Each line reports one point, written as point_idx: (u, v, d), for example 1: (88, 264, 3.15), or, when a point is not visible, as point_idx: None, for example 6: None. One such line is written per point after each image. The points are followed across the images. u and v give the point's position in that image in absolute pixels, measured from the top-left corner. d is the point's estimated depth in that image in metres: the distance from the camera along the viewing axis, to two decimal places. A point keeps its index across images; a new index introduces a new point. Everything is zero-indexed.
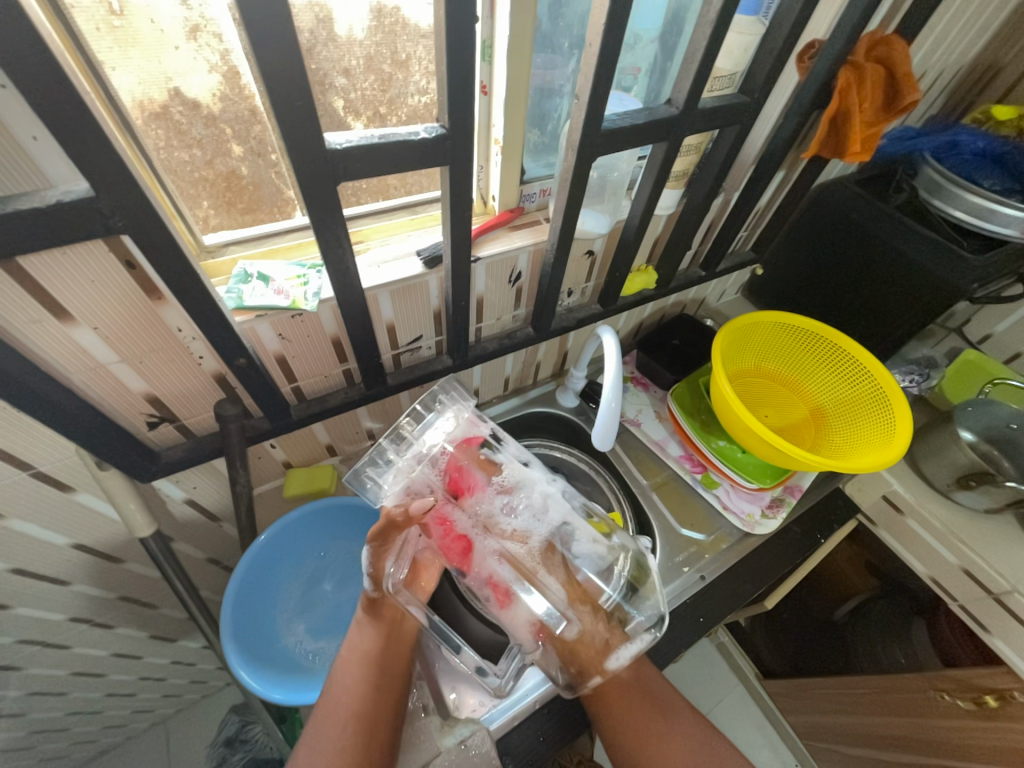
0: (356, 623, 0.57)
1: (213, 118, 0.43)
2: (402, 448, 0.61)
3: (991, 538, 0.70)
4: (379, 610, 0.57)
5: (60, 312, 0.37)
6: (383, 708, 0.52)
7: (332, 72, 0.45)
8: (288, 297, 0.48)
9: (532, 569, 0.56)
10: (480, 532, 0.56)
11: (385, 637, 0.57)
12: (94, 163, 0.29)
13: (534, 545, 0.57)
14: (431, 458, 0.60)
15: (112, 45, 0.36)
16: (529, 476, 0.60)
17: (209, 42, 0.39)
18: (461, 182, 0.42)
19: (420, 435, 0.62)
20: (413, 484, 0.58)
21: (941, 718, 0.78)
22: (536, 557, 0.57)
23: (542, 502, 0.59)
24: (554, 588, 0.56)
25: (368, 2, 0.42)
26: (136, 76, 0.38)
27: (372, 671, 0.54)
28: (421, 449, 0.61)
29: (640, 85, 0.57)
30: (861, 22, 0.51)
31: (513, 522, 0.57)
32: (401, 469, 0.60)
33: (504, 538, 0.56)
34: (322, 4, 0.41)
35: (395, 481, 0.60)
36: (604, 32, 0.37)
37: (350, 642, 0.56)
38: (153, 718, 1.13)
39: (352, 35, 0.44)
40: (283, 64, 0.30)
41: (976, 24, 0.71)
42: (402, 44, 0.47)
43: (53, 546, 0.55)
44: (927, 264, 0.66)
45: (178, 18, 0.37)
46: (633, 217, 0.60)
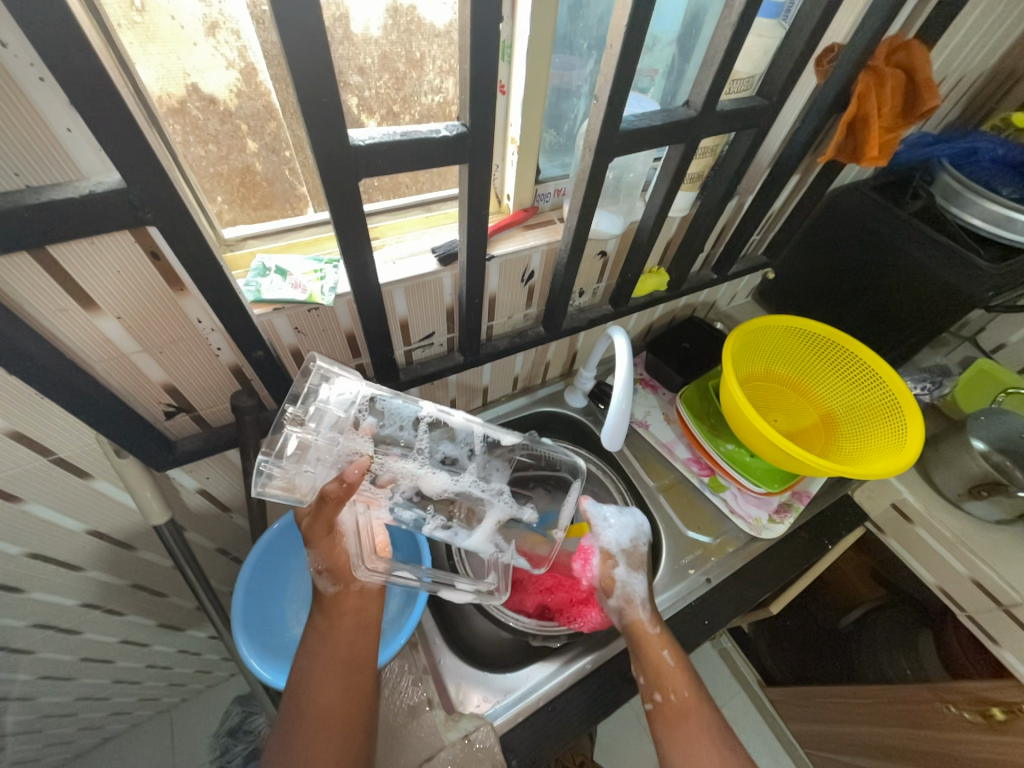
0: (317, 631, 0.52)
1: (229, 114, 0.44)
2: (294, 440, 0.46)
3: (1003, 550, 0.70)
4: (340, 605, 0.53)
5: (87, 301, 0.38)
6: (356, 705, 0.49)
7: (348, 70, 0.46)
8: (304, 291, 0.49)
9: (631, 566, 0.62)
10: (427, 475, 0.54)
11: (345, 633, 0.52)
12: (124, 156, 0.30)
13: (636, 550, 0.64)
14: (340, 419, 0.48)
15: (134, 39, 0.37)
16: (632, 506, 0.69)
17: (227, 39, 0.40)
18: (478, 179, 0.43)
19: (317, 405, 0.47)
20: (328, 458, 0.47)
21: (943, 729, 0.78)
22: (635, 560, 0.63)
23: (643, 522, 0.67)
24: (640, 590, 0.60)
25: (384, 1, 0.43)
26: (156, 71, 0.39)
27: (340, 673, 0.50)
28: (321, 418, 0.47)
29: (656, 87, 0.58)
30: (881, 27, 0.51)
31: (623, 527, 0.65)
32: (321, 447, 0.47)
33: (617, 534, 0.64)
34: (338, 3, 0.41)
35: (315, 464, 0.47)
36: (625, 34, 0.38)
37: (310, 651, 0.51)
38: (157, 707, 1.14)
39: (368, 33, 0.44)
40: (308, 60, 0.30)
41: (998, 29, 0.71)
42: (417, 43, 0.47)
43: (69, 532, 0.56)
44: (944, 272, 0.65)
45: (198, 15, 0.38)
46: (647, 220, 0.60)
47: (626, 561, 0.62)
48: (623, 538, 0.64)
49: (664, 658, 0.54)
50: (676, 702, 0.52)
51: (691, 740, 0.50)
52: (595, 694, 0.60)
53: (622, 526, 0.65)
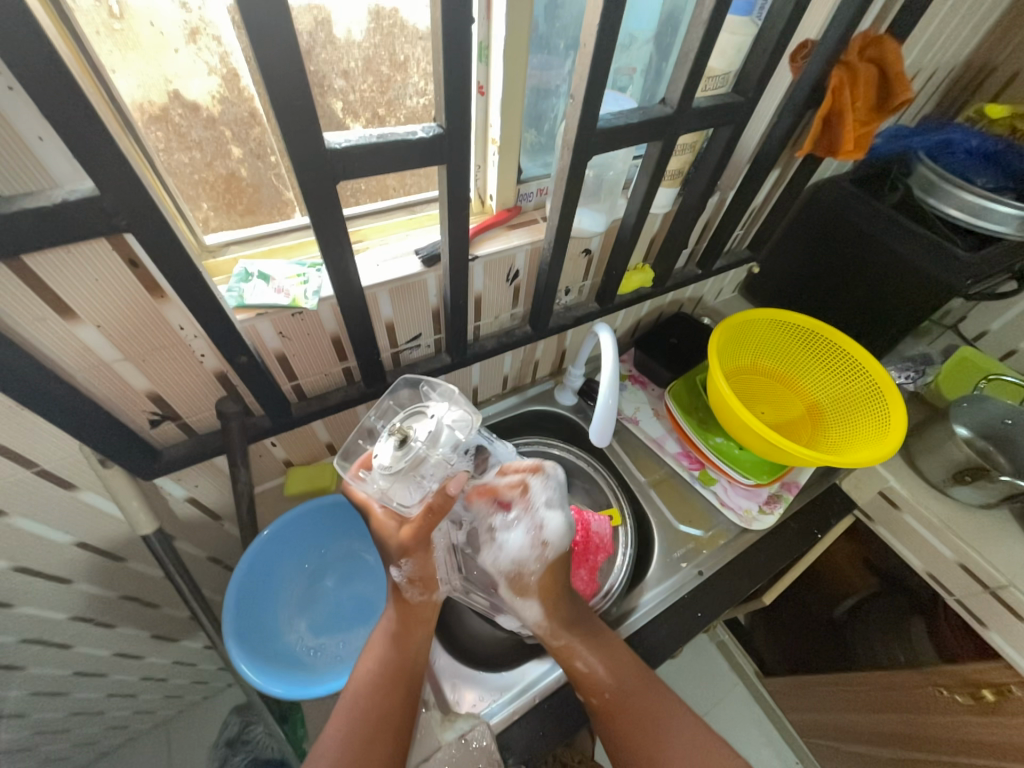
0: (390, 638, 0.54)
1: (212, 120, 0.44)
2: (414, 454, 0.49)
3: (987, 534, 0.71)
4: (412, 618, 0.55)
5: (65, 310, 0.38)
6: (410, 711, 0.51)
7: (331, 74, 0.46)
8: (287, 295, 0.49)
9: (515, 591, 0.57)
10: (504, 533, 0.57)
11: (416, 644, 0.55)
12: (97, 164, 0.30)
13: (520, 575, 0.57)
14: (460, 446, 0.53)
15: (114, 48, 0.37)
16: (543, 509, 0.56)
17: (209, 45, 0.40)
18: (458, 180, 0.43)
19: (434, 424, 0.51)
20: (439, 475, 0.52)
21: (939, 713, 0.80)
22: (519, 585, 0.57)
23: (552, 542, 0.56)
24: (534, 614, 0.57)
25: (366, 4, 0.43)
26: (137, 79, 0.39)
27: (403, 680, 0.52)
28: (437, 439, 0.51)
29: (635, 85, 0.58)
30: (852, 22, 0.52)
31: (511, 550, 0.56)
32: (434, 464, 0.51)
33: (501, 554, 0.57)
34: (320, 6, 0.41)
35: (427, 479, 0.52)
36: (598, 33, 0.38)
37: (380, 658, 0.53)
38: (154, 719, 1.13)
39: (351, 37, 0.44)
40: (281, 64, 0.30)
41: (969, 21, 0.72)
42: (400, 46, 0.47)
43: (56, 544, 0.56)
44: (923, 262, 0.66)
45: (178, 21, 0.37)
46: (629, 217, 0.60)
47: (507, 585, 0.58)
48: (507, 559, 0.57)
49: (582, 670, 0.54)
50: (607, 700, 0.53)
51: (624, 735, 0.52)
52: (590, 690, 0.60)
53: (511, 547, 0.56)
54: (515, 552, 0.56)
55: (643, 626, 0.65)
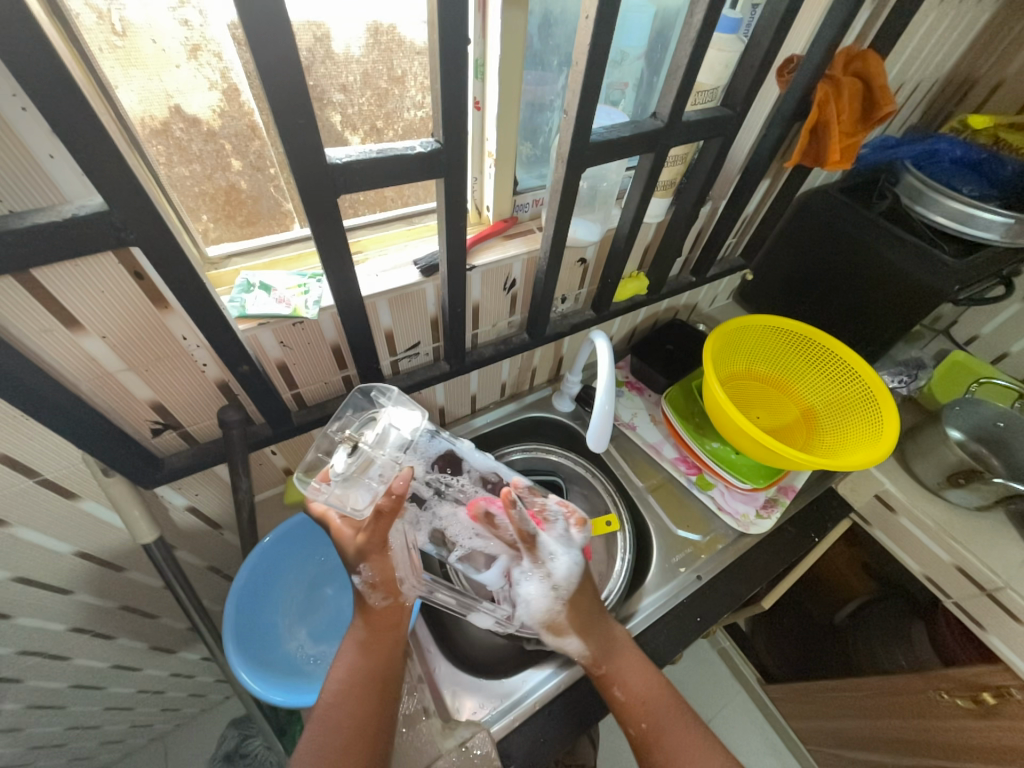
0: (359, 645, 0.53)
1: (213, 134, 0.45)
2: (363, 456, 0.53)
3: (982, 536, 0.72)
4: (376, 624, 0.54)
5: (71, 322, 0.39)
6: (384, 718, 0.51)
7: (330, 89, 0.47)
8: (289, 305, 0.50)
9: (552, 633, 0.57)
10: (529, 579, 0.57)
11: (386, 650, 0.53)
12: (105, 179, 0.31)
13: (550, 616, 0.56)
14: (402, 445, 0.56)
15: (116, 64, 0.38)
16: (553, 549, 0.57)
17: (209, 61, 0.41)
18: (455, 191, 0.44)
19: (382, 428, 0.56)
20: (387, 476, 0.54)
21: (941, 717, 0.79)
22: (555, 629, 0.56)
23: (566, 583, 0.57)
24: (577, 648, 0.56)
25: (364, 21, 0.44)
26: (138, 95, 0.40)
27: (376, 690, 0.51)
28: (384, 441, 0.55)
29: (627, 99, 0.60)
30: (835, 37, 0.53)
31: (535, 601, 0.57)
32: (382, 466, 0.54)
33: (524, 604, 0.57)
34: (319, 23, 0.43)
35: (376, 479, 0.53)
36: (589, 51, 0.39)
37: (349, 665, 0.52)
38: (151, 733, 1.12)
39: (349, 52, 0.46)
40: (283, 81, 0.31)
41: (951, 36, 0.74)
42: (398, 61, 0.49)
43: (56, 554, 0.56)
44: (912, 267, 0.68)
45: (179, 38, 0.39)
46: (623, 227, 0.62)
47: (544, 633, 0.57)
48: (535, 606, 0.57)
49: (619, 699, 0.55)
50: (646, 728, 0.53)
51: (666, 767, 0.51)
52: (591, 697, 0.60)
53: (529, 594, 0.57)
54: (540, 596, 0.56)
55: (643, 631, 0.65)
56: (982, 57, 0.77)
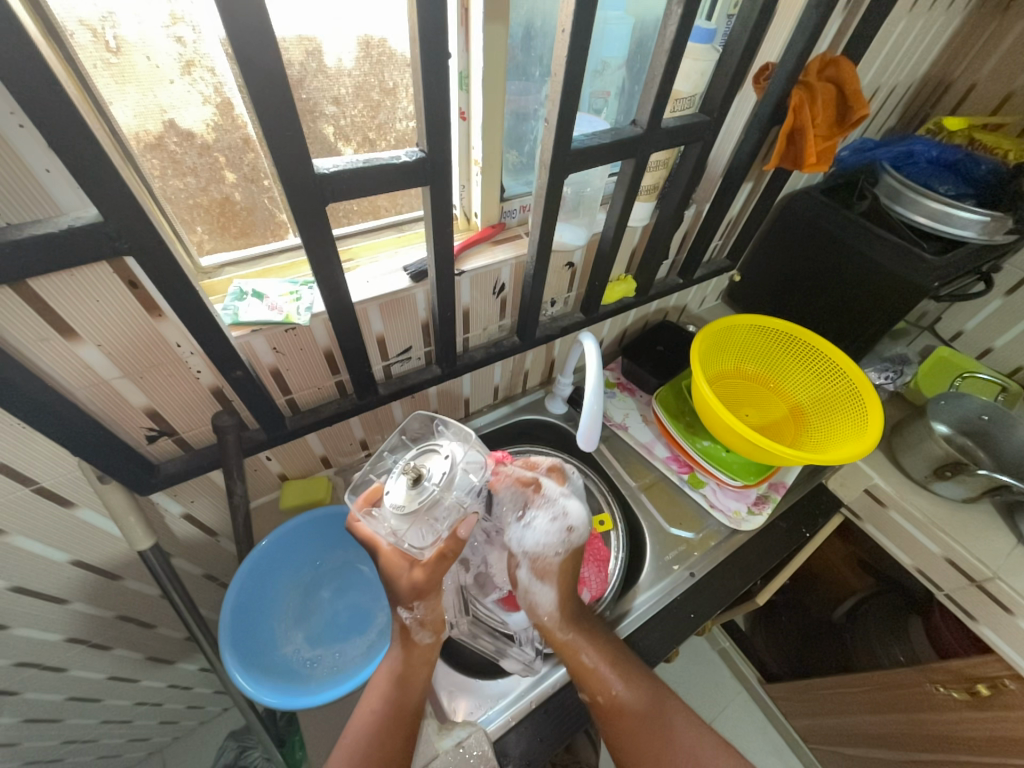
0: (395, 678, 0.54)
1: (207, 147, 0.46)
2: (428, 494, 0.51)
3: (969, 528, 0.73)
4: (418, 658, 0.55)
5: (67, 331, 0.40)
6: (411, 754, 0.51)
7: (323, 101, 0.49)
8: (280, 312, 0.51)
9: (535, 573, 0.59)
10: (526, 528, 0.60)
11: (421, 681, 0.55)
12: (100, 191, 0.32)
13: (544, 559, 0.59)
14: (470, 486, 0.57)
15: (111, 80, 0.39)
16: (563, 500, 0.60)
17: (203, 76, 0.42)
18: (442, 198, 0.45)
19: (449, 467, 0.54)
20: (450, 519, 0.55)
21: (938, 710, 0.79)
22: (541, 568, 0.59)
23: (575, 527, 0.59)
24: (547, 601, 0.59)
25: (355, 36, 0.46)
26: (134, 110, 0.41)
27: (407, 721, 0.52)
28: (451, 480, 0.54)
29: (609, 108, 0.62)
30: (806, 46, 0.55)
31: (534, 538, 0.59)
32: (447, 507, 0.54)
33: (525, 537, 0.60)
34: (311, 38, 0.44)
35: (440, 523, 0.54)
36: (566, 63, 0.41)
37: (385, 697, 0.53)
38: (149, 747, 1.11)
39: (341, 65, 0.47)
40: (272, 95, 0.33)
41: (924, 40, 0.76)
42: (389, 73, 0.51)
43: (53, 563, 0.56)
44: (893, 265, 0.69)
45: (174, 54, 0.40)
46: (608, 231, 0.63)
47: (529, 565, 0.60)
48: (538, 542, 0.59)
49: (584, 663, 0.56)
50: (605, 700, 0.54)
51: (625, 731, 0.53)
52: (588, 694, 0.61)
53: (537, 527, 0.59)
54: (540, 537, 0.59)
55: (637, 628, 0.66)
56: (956, 59, 0.80)
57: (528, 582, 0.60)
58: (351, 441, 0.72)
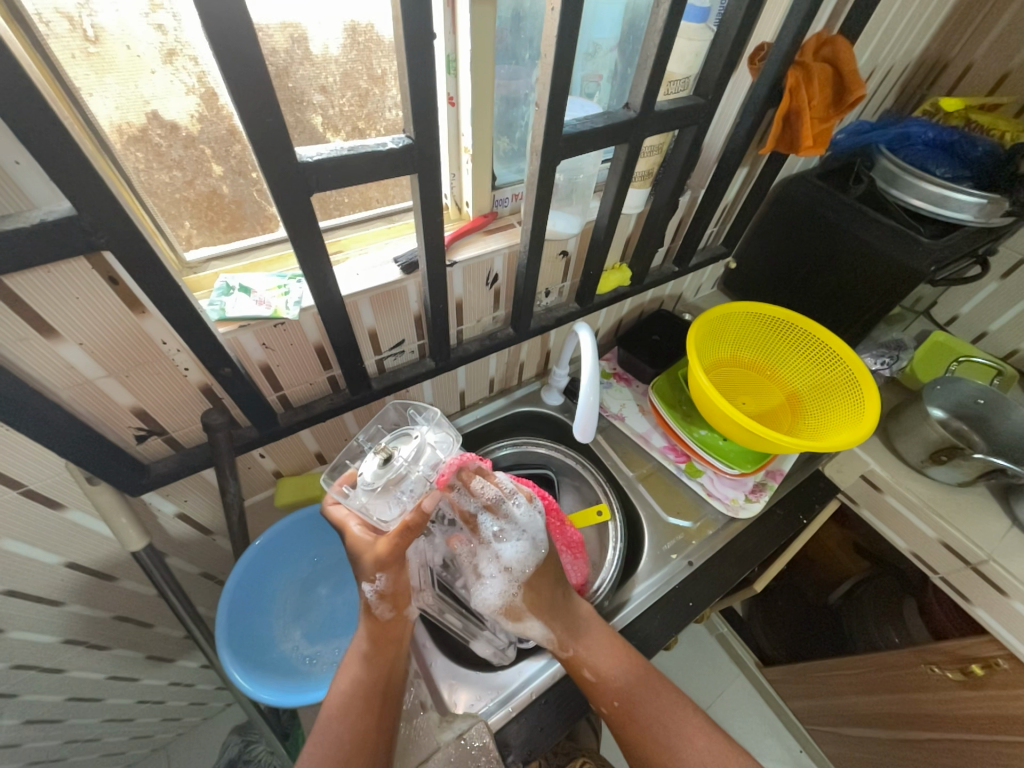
0: (362, 657, 0.53)
1: (192, 139, 0.45)
2: (396, 471, 0.52)
3: (965, 511, 0.73)
4: (383, 636, 0.54)
5: (47, 330, 0.38)
6: (383, 729, 0.51)
7: (310, 90, 0.47)
8: (268, 307, 0.50)
9: (512, 619, 0.58)
10: (480, 584, 0.58)
11: (390, 660, 0.54)
12: (73, 184, 0.31)
13: (509, 603, 0.58)
14: (433, 463, 0.56)
15: (89, 71, 0.38)
16: (496, 544, 0.57)
17: (186, 65, 0.40)
18: (431, 186, 0.44)
19: (418, 443, 0.55)
20: (417, 491, 0.54)
21: (932, 690, 0.80)
22: (513, 613, 0.58)
23: (520, 566, 0.57)
24: (539, 632, 0.58)
25: (342, 21, 0.44)
26: (115, 101, 0.40)
27: (377, 700, 0.51)
28: (420, 456, 0.55)
29: (602, 92, 0.60)
30: (802, 25, 0.54)
31: (492, 588, 0.58)
32: (413, 481, 0.54)
33: (486, 596, 0.58)
34: (296, 24, 0.43)
35: (405, 494, 0.54)
36: (556, 44, 0.40)
37: (354, 677, 0.51)
38: (153, 744, 1.12)
39: (328, 52, 0.46)
40: (250, 80, 0.31)
41: (920, 21, 0.75)
42: (378, 60, 0.49)
43: (45, 566, 0.56)
44: (889, 249, 0.69)
45: (154, 43, 0.38)
46: (602, 218, 0.62)
47: (503, 618, 0.59)
48: (495, 594, 0.57)
49: (589, 679, 0.56)
50: (618, 705, 0.55)
51: (638, 737, 0.53)
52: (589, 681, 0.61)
53: (489, 583, 0.58)
54: (497, 591, 0.57)
55: (636, 618, 0.66)
56: (952, 40, 0.79)
57: (507, 623, 0.59)
58: (345, 437, 0.71)
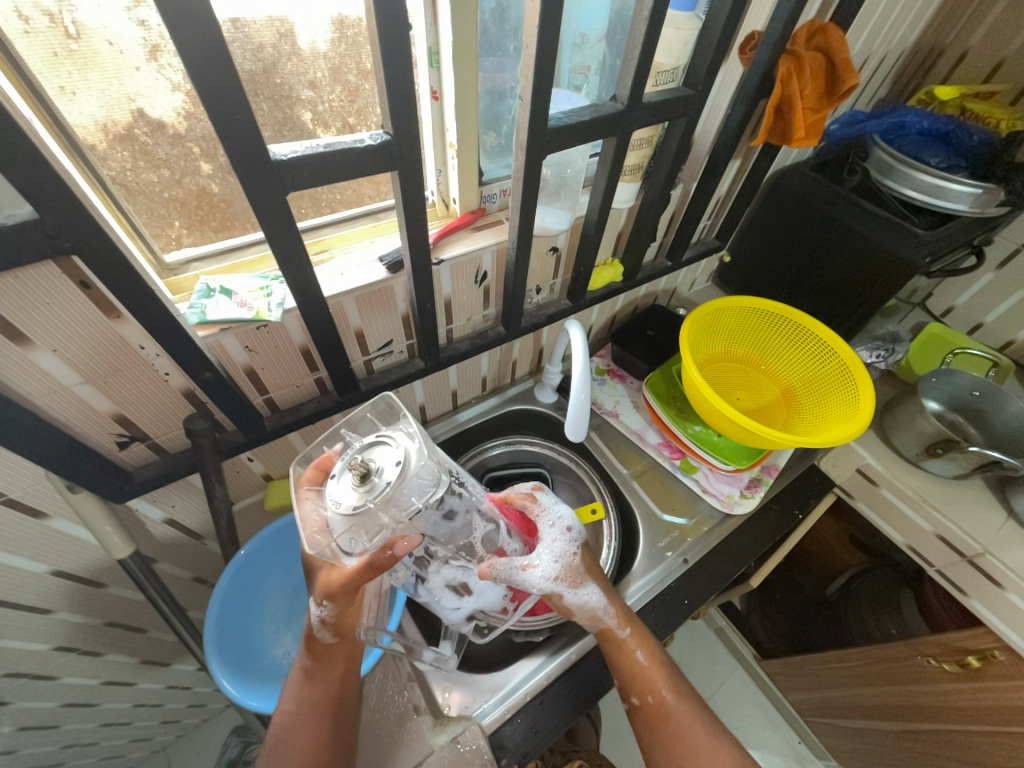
0: (304, 673, 0.51)
1: (180, 137, 0.43)
2: (375, 497, 0.41)
3: (959, 504, 0.73)
4: (325, 653, 0.51)
5: (18, 337, 0.37)
6: (339, 739, 0.50)
7: (299, 86, 0.46)
8: (251, 309, 0.49)
9: (572, 587, 0.56)
10: (531, 568, 0.55)
11: (336, 675, 0.52)
12: (34, 186, 0.29)
13: (569, 566, 0.57)
14: (410, 497, 0.45)
15: (73, 69, 0.36)
16: (556, 507, 0.60)
17: (170, 62, 0.39)
18: (414, 182, 0.43)
19: (403, 466, 0.43)
20: (383, 531, 0.45)
21: (927, 681, 0.80)
22: (576, 577, 0.57)
23: (577, 524, 0.60)
24: (598, 599, 0.57)
25: (329, 14, 0.43)
26: (99, 100, 0.38)
27: (326, 715, 0.50)
28: (405, 484, 0.43)
29: (590, 84, 0.59)
30: (793, 12, 0.53)
31: (551, 559, 0.56)
32: (392, 509, 0.43)
33: (545, 567, 0.55)
34: (283, 19, 0.41)
35: (370, 535, 0.45)
36: (538, 34, 0.39)
37: (297, 695, 0.51)
38: (153, 746, 1.12)
39: (316, 47, 0.44)
40: (218, 73, 0.30)
41: (914, 8, 0.74)
42: (366, 54, 0.48)
43: (32, 575, 0.55)
44: (886, 242, 0.68)
45: (138, 40, 0.37)
46: (591, 214, 0.61)
47: (564, 585, 0.56)
48: (558, 558, 0.57)
49: (640, 663, 0.55)
50: (652, 703, 0.54)
51: (670, 738, 0.53)
52: (586, 680, 0.61)
53: (549, 553, 0.57)
54: (556, 553, 0.57)
55: None
56: (948, 25, 0.77)
57: (566, 599, 0.56)
58: None
